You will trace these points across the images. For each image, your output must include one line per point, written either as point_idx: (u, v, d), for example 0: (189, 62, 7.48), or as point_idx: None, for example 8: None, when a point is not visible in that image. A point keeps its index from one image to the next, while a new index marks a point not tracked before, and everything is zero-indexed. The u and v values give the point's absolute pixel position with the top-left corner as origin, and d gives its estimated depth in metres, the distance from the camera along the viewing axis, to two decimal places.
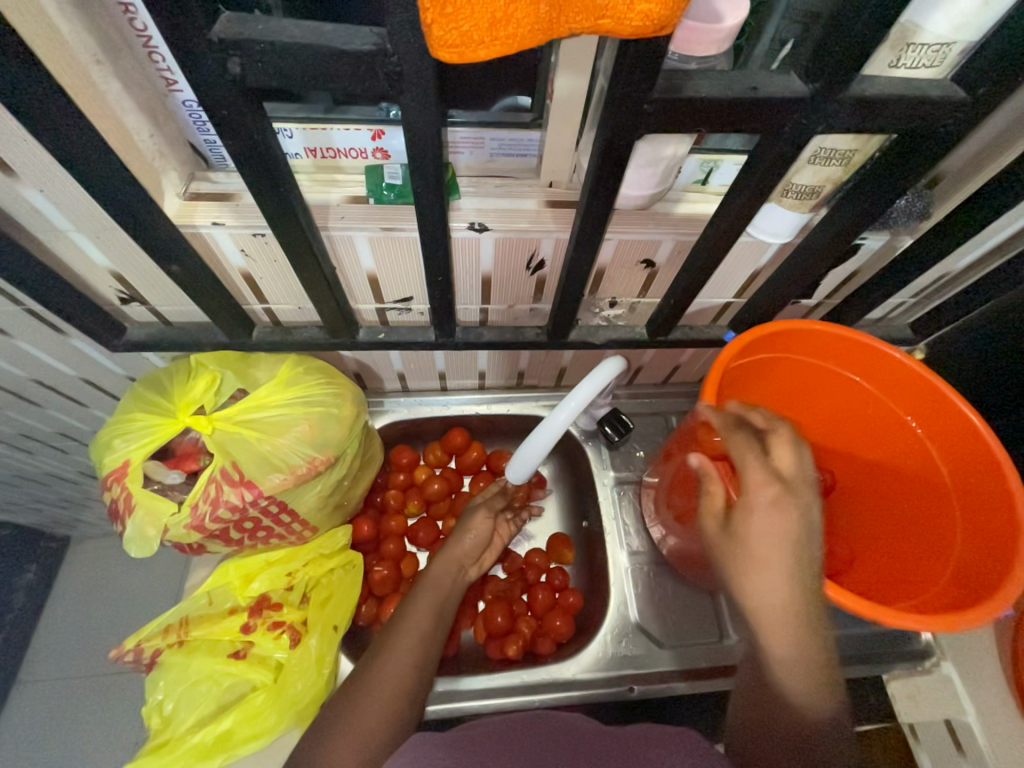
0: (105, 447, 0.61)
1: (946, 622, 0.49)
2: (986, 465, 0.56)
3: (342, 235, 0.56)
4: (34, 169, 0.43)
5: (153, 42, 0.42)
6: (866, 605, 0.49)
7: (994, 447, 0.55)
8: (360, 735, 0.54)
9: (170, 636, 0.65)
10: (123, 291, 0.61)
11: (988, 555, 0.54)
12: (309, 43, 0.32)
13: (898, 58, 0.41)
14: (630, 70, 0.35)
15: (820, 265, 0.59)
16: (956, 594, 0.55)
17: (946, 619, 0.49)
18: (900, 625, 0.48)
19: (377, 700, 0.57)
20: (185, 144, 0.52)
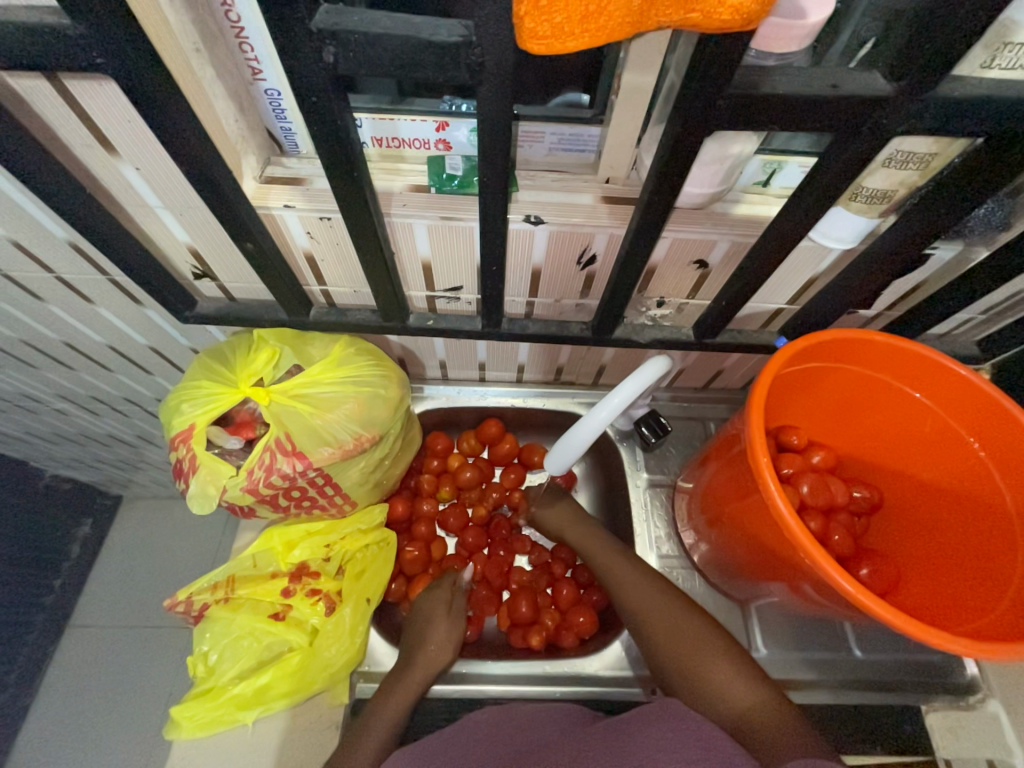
0: (173, 409, 0.65)
1: (1000, 651, 0.46)
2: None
3: (402, 222, 0.58)
4: (136, 147, 0.47)
5: (244, 33, 0.45)
6: (914, 624, 0.47)
7: None
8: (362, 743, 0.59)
9: (218, 591, 0.70)
10: (197, 266, 0.65)
11: None
12: (400, 33, 0.33)
13: (991, 58, 0.39)
14: (708, 65, 0.35)
15: (884, 274, 0.56)
16: (1011, 627, 0.53)
17: (999, 649, 0.46)
18: (950, 648, 0.46)
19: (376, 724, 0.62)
20: (263, 130, 0.55)
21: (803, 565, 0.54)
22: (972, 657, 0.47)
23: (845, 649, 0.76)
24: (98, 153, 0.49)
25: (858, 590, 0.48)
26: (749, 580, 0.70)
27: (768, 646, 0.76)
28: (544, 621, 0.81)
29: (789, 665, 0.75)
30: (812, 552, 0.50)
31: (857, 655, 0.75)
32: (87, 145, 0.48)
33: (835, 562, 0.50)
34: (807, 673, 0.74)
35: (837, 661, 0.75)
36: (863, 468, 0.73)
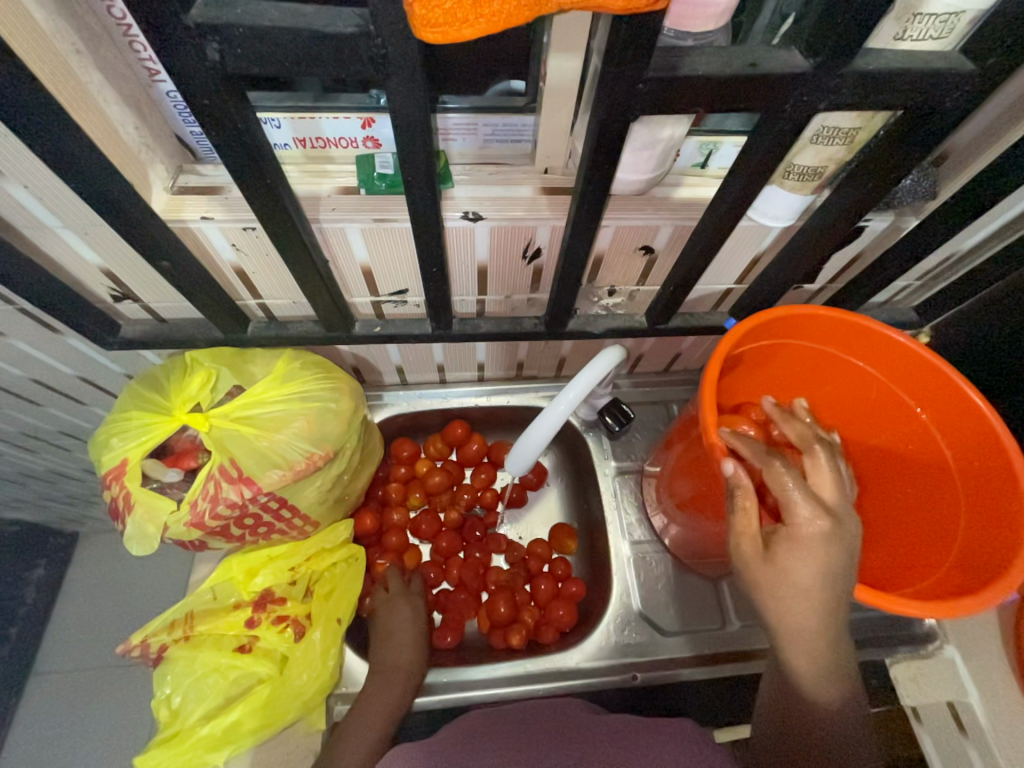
0: (103, 445, 0.61)
1: (948, 609, 0.49)
2: (993, 447, 0.55)
3: (334, 228, 0.55)
4: (18, 165, 0.43)
5: (132, 30, 0.40)
6: (867, 592, 0.49)
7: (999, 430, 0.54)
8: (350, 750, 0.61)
9: (176, 630, 0.66)
10: (115, 288, 0.60)
11: (994, 542, 0.54)
12: (289, 26, 0.31)
13: (903, 30, 0.39)
14: (623, 49, 0.34)
15: (822, 249, 0.57)
16: (958, 580, 0.55)
17: (946, 606, 0.49)
18: (902, 612, 0.48)
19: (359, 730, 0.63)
20: (172, 136, 0.50)
21: None
22: (924, 616, 0.49)
23: None
24: None
25: None
26: (719, 559, 0.71)
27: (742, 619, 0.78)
28: (524, 618, 0.81)
29: (764, 634, 0.77)
30: (769, 530, 0.51)
31: None
32: None
33: (793, 539, 0.51)
34: None
35: None
36: None
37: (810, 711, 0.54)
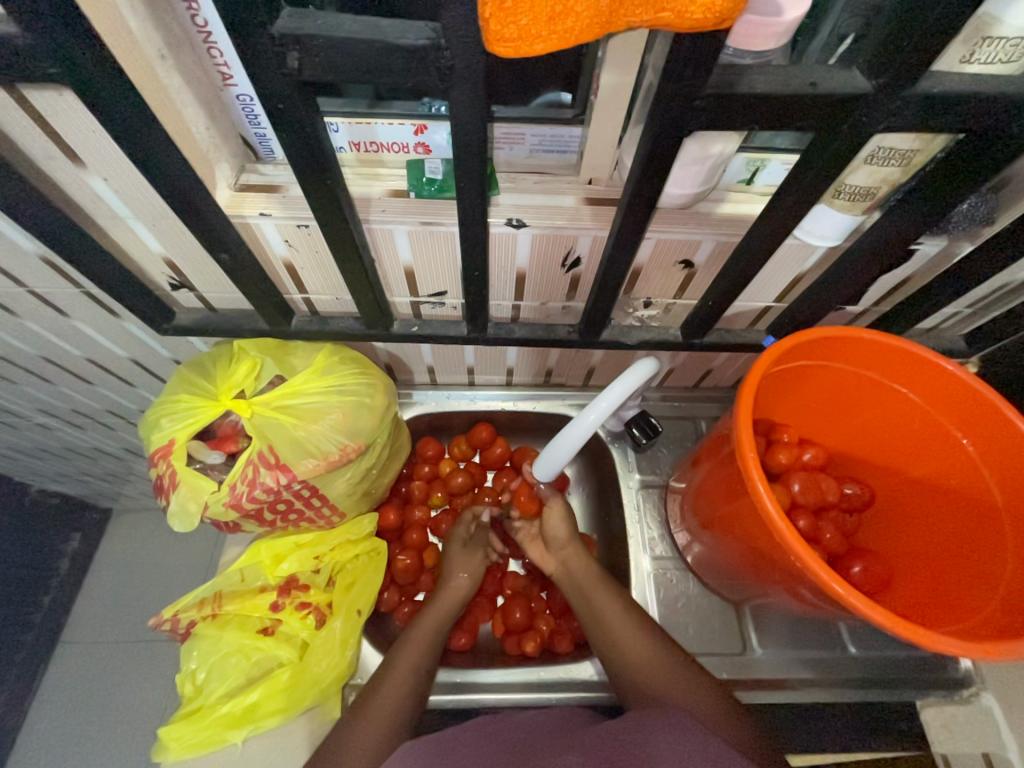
0: (152, 425, 0.64)
1: (991, 651, 0.46)
2: None
3: (382, 229, 0.57)
4: (101, 158, 0.46)
5: (212, 37, 0.43)
6: (906, 627, 0.47)
7: None
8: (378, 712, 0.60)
9: (205, 609, 0.69)
10: (173, 277, 0.64)
11: None
12: (365, 37, 0.33)
13: (971, 53, 0.39)
14: (683, 65, 0.34)
15: (869, 271, 0.56)
16: (1003, 624, 0.52)
17: (990, 648, 0.46)
18: (942, 650, 0.46)
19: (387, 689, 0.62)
20: (237, 136, 0.53)
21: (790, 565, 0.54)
22: (964, 657, 0.47)
23: (840, 646, 0.76)
24: (63, 165, 0.47)
25: (849, 593, 0.48)
26: (743, 581, 0.69)
27: (763, 646, 0.76)
28: (539, 626, 0.80)
29: (784, 664, 0.75)
30: (802, 553, 0.50)
31: (852, 652, 0.75)
32: (50, 156, 0.46)
33: (827, 564, 0.50)
34: (805, 671, 0.74)
35: (833, 660, 0.75)
36: (853, 465, 0.73)
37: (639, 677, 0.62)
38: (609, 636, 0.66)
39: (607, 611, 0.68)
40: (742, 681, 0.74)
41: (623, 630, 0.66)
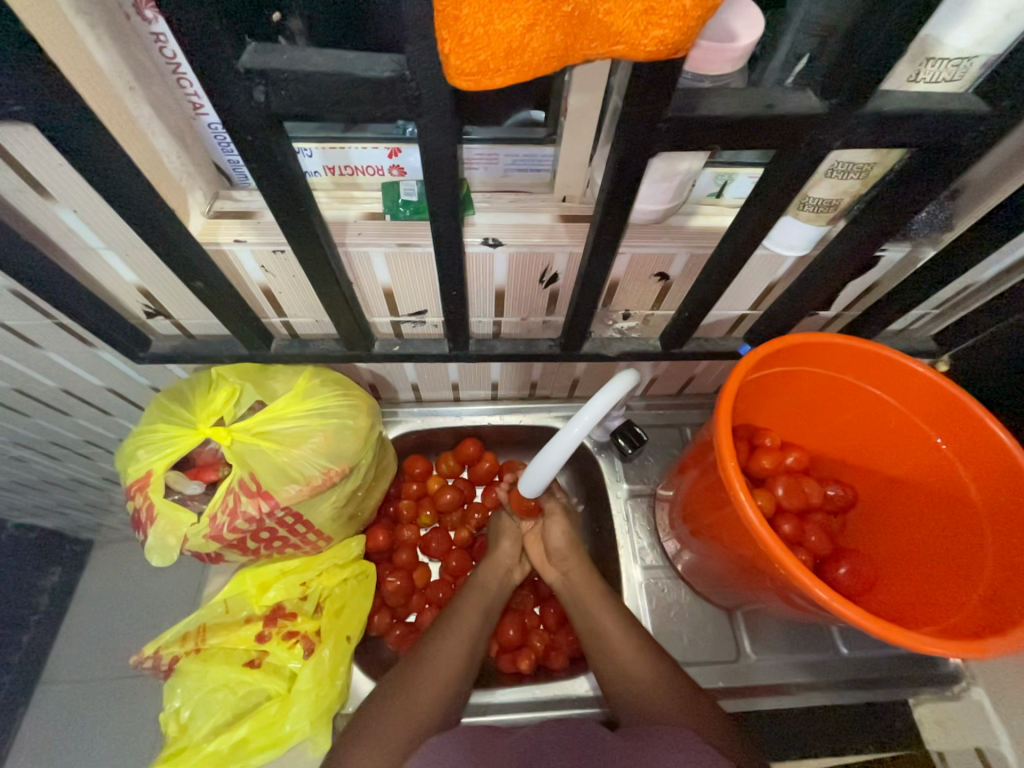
0: (129, 456, 0.63)
1: (972, 649, 0.47)
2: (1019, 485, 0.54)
3: (359, 252, 0.57)
4: (70, 191, 0.46)
5: (181, 68, 0.44)
6: (889, 629, 0.47)
7: None
8: (436, 678, 0.62)
9: (188, 643, 0.67)
10: (149, 305, 0.63)
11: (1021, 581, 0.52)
12: (331, 71, 0.33)
13: (917, 72, 0.40)
14: (644, 90, 0.35)
15: (837, 279, 0.58)
16: (984, 620, 0.53)
17: (971, 647, 0.47)
18: (925, 650, 0.47)
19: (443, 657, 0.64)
20: (210, 165, 0.54)
21: (776, 570, 0.55)
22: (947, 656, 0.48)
23: (832, 648, 0.76)
24: (31, 199, 0.47)
25: (832, 597, 0.49)
26: (733, 587, 0.70)
27: (757, 651, 0.76)
28: (533, 643, 0.79)
29: (778, 668, 0.75)
30: (785, 559, 0.51)
31: (844, 653, 0.76)
32: (17, 191, 0.46)
33: (810, 569, 0.50)
34: (798, 675, 0.74)
35: (827, 662, 0.75)
36: (835, 467, 0.74)
37: (632, 686, 0.62)
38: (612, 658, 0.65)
39: (609, 630, 0.67)
40: (738, 688, 0.74)
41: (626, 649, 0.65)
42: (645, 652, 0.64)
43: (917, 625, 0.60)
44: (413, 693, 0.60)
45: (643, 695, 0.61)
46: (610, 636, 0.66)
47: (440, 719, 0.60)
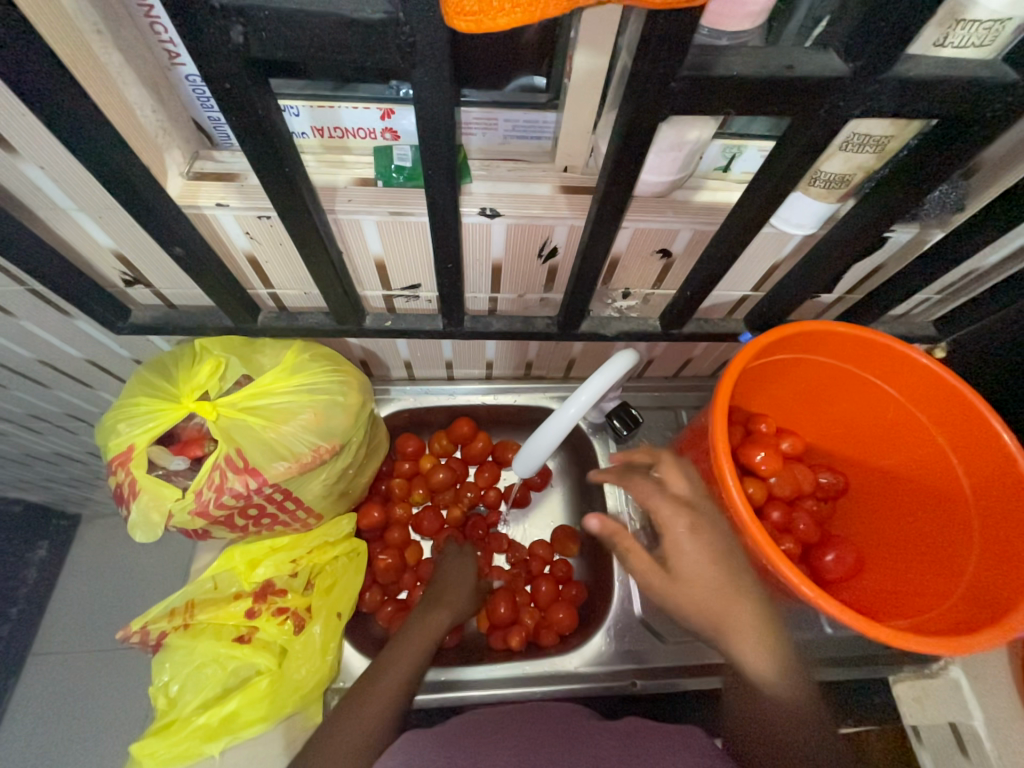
0: (110, 430, 0.61)
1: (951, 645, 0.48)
2: (1013, 481, 0.54)
3: (349, 219, 0.54)
4: (35, 144, 0.42)
5: (154, 12, 0.40)
6: (869, 624, 0.48)
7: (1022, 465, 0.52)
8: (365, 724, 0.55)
9: (176, 618, 0.66)
10: (127, 272, 0.60)
11: (1004, 576, 0.53)
12: (317, 11, 0.30)
13: (944, 37, 0.38)
14: (657, 45, 0.33)
15: (845, 259, 0.56)
16: (965, 613, 0.54)
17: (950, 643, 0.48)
18: (900, 644, 0.48)
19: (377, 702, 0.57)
20: (189, 120, 0.50)
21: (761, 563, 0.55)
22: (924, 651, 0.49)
23: (817, 628, 0.77)
24: None
25: (816, 593, 0.49)
26: None
27: None
28: (524, 620, 0.80)
29: None
30: (769, 550, 0.51)
31: (828, 633, 0.77)
32: None
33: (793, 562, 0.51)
34: None
35: (810, 641, 0.77)
36: (829, 455, 0.75)
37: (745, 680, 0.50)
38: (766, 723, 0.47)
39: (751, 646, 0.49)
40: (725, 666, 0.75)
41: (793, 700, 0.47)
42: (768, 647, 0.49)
43: (896, 616, 0.61)
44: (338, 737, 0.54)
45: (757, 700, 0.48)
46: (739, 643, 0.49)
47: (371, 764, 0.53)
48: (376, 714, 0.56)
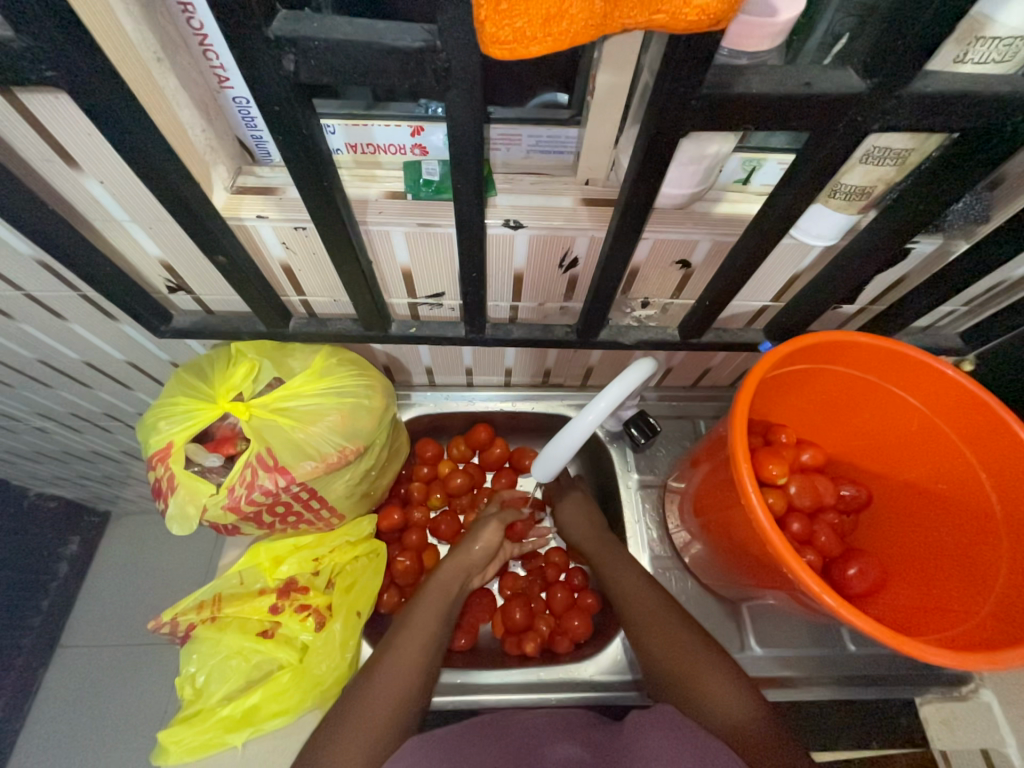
0: (150, 428, 0.64)
1: (981, 661, 0.47)
2: None
3: (379, 230, 0.57)
4: (98, 161, 0.46)
5: (208, 40, 0.44)
6: (892, 633, 0.48)
7: None
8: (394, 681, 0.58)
9: (204, 611, 0.69)
10: (171, 279, 0.64)
11: None
12: (361, 40, 0.33)
13: (964, 53, 0.39)
14: (679, 65, 0.34)
15: (866, 270, 0.56)
16: (996, 631, 0.53)
17: (980, 659, 0.47)
18: (926, 656, 0.47)
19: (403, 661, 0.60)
20: (233, 138, 0.54)
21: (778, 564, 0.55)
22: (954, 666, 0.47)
23: (839, 645, 0.76)
24: (60, 169, 0.47)
25: (839, 603, 0.49)
26: (740, 581, 0.70)
27: (762, 646, 0.76)
28: (539, 627, 0.80)
29: (785, 662, 0.75)
30: (789, 558, 0.51)
31: (851, 651, 0.75)
32: (47, 160, 0.46)
33: (814, 570, 0.50)
34: (804, 669, 0.74)
35: (832, 658, 0.75)
36: (851, 466, 0.74)
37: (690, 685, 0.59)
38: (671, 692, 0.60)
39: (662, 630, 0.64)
40: None
41: (703, 669, 0.59)
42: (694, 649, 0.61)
43: (919, 633, 0.60)
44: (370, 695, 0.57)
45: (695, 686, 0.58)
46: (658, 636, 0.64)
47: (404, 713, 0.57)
48: (404, 672, 0.59)
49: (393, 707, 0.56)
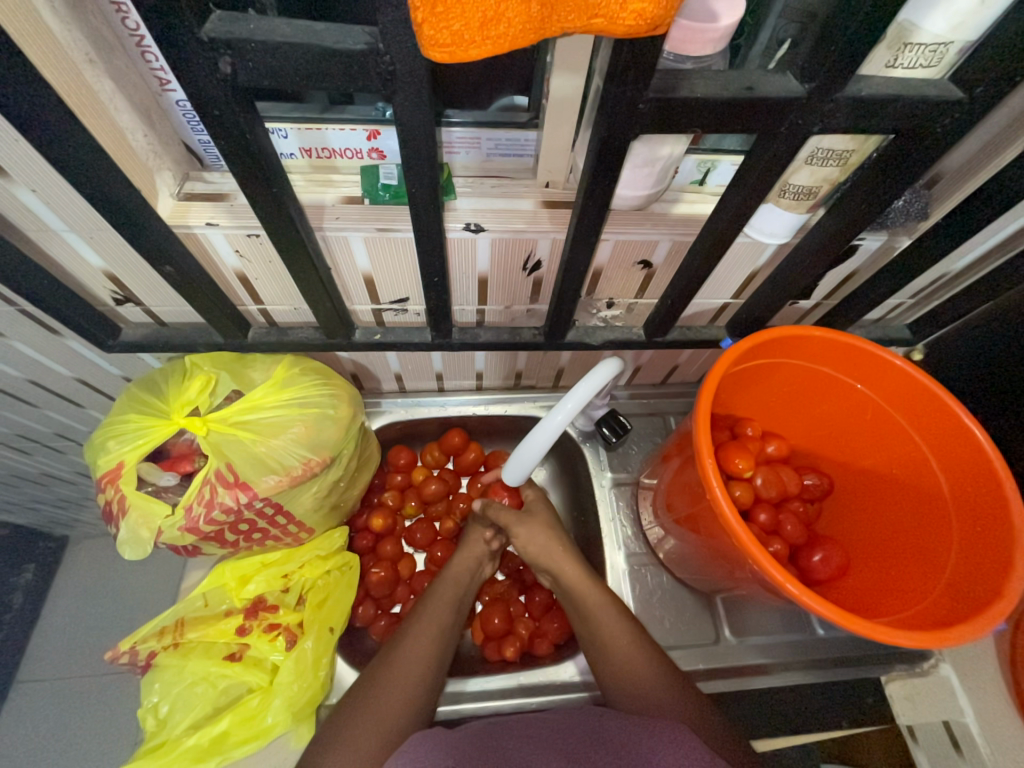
0: (99, 448, 0.61)
1: (934, 640, 0.49)
2: (988, 479, 0.55)
3: (337, 236, 0.55)
4: (28, 169, 0.43)
5: (145, 41, 0.42)
6: (852, 618, 0.49)
7: (997, 461, 0.54)
8: (400, 680, 0.60)
9: (166, 637, 0.65)
10: (117, 291, 0.61)
11: (983, 572, 0.54)
12: (300, 42, 0.32)
13: (894, 58, 0.41)
14: (625, 69, 0.35)
15: (817, 267, 0.58)
16: (946, 609, 0.55)
17: (932, 637, 0.49)
18: (884, 638, 0.49)
19: (404, 676, 0.61)
20: (179, 143, 0.51)
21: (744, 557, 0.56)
22: (911, 646, 0.49)
23: (808, 630, 0.78)
24: None
25: (801, 591, 0.50)
26: (713, 574, 0.71)
27: (736, 635, 0.77)
28: (519, 630, 0.79)
29: (758, 650, 0.77)
30: (752, 549, 0.52)
31: (819, 634, 0.78)
32: None
33: (777, 561, 0.52)
34: (778, 655, 0.77)
35: (802, 643, 0.77)
36: (815, 457, 0.76)
37: (628, 681, 0.61)
38: (630, 687, 0.60)
39: (611, 630, 0.65)
40: (717, 670, 0.76)
41: (644, 663, 0.62)
42: (641, 653, 0.63)
43: (878, 614, 0.62)
44: (378, 699, 0.59)
45: (636, 681, 0.60)
46: (609, 638, 0.65)
47: (414, 717, 0.59)
48: (408, 680, 0.61)
49: (403, 710, 0.58)
